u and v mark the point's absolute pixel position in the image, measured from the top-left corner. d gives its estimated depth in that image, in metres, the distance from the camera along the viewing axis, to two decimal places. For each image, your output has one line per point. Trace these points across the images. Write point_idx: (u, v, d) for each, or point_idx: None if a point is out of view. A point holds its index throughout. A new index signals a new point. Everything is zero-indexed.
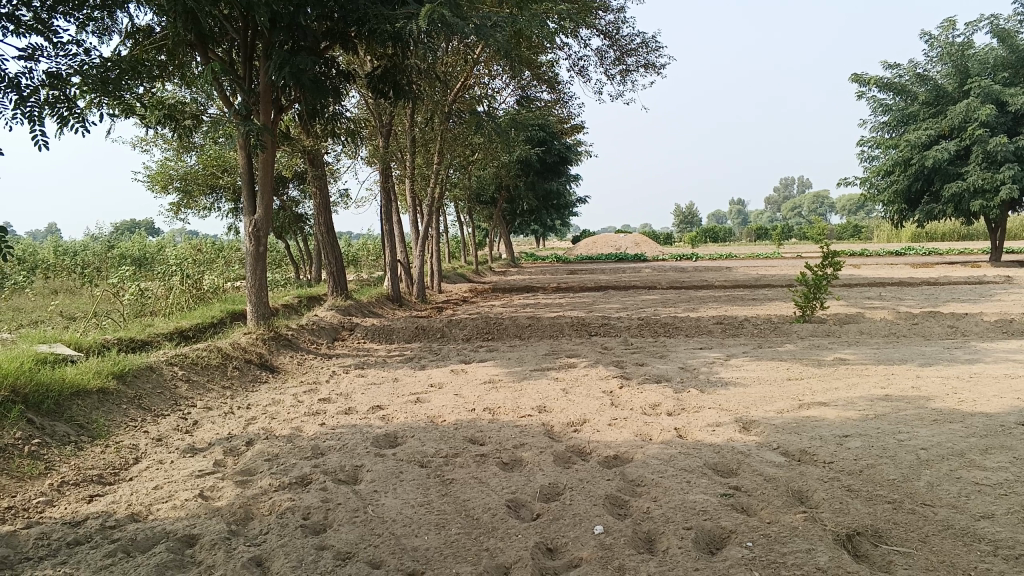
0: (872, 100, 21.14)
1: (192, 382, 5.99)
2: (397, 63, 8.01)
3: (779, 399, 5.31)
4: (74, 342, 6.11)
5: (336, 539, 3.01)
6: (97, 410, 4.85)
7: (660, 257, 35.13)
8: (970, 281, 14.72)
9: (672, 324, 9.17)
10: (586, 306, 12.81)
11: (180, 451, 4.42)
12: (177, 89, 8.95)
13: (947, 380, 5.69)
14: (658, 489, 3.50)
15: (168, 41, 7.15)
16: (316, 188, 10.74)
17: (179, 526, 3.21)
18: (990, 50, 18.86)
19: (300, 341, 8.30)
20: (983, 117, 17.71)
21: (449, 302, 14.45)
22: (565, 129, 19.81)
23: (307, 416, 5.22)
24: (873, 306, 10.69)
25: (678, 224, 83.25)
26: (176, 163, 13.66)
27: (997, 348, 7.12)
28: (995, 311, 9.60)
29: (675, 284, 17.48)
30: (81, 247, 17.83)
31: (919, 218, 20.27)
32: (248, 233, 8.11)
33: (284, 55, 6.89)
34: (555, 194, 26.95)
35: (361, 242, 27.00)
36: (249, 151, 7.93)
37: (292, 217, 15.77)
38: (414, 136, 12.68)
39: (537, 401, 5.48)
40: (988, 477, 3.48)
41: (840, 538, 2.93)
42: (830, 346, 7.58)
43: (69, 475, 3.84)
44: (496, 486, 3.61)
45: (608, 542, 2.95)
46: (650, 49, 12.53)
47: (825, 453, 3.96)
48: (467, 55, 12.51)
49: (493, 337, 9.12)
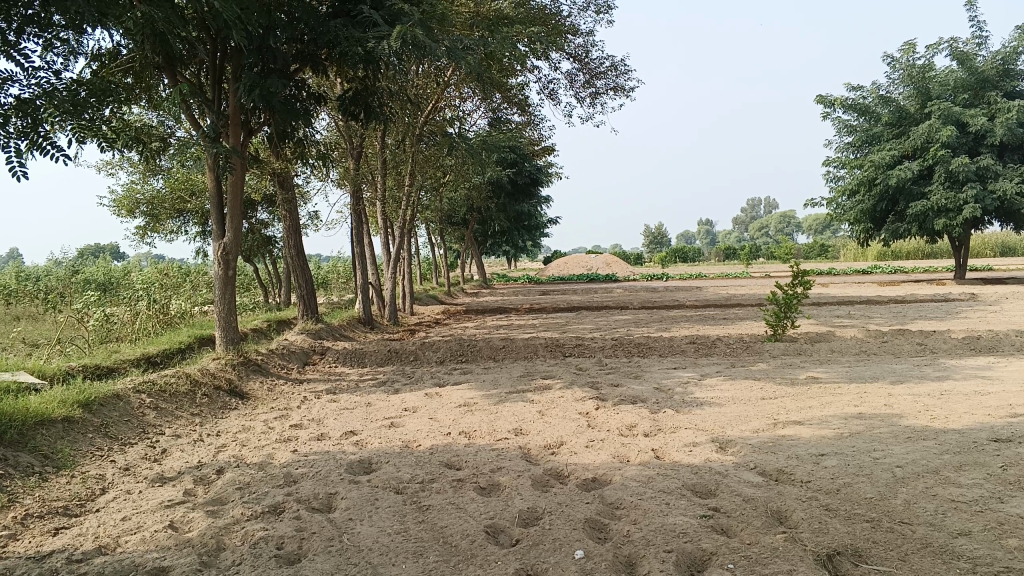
0: (837, 120, 21.51)
1: (160, 410, 5.87)
2: (368, 85, 7.97)
3: (755, 419, 5.32)
4: (38, 369, 5.96)
5: (311, 569, 2.94)
6: (62, 440, 4.73)
7: (631, 277, 35.33)
8: (936, 299, 14.95)
9: (646, 344, 9.19)
10: (558, 327, 12.79)
11: (149, 481, 4.32)
12: (144, 111, 8.84)
13: (918, 398, 5.76)
14: (638, 511, 3.48)
15: (136, 62, 7.06)
16: (287, 211, 10.63)
17: (149, 558, 3.13)
18: (950, 72, 19.27)
19: (271, 365, 8.19)
20: (945, 138, 18.07)
21: (421, 324, 14.36)
22: (536, 151, 19.89)
23: (279, 443, 5.13)
24: (843, 325, 10.78)
25: (648, 244, 83.88)
26: (143, 187, 13.53)
27: (965, 365, 7.23)
28: (962, 329, 9.73)
29: (647, 304, 17.58)
30: (44, 272, 17.54)
31: (884, 236, 20.59)
32: (217, 257, 8.00)
33: (254, 78, 6.83)
34: (526, 215, 27.05)
35: (330, 264, 26.83)
36: (217, 173, 7.84)
37: (260, 240, 15.63)
38: (384, 157, 12.65)
39: (513, 424, 5.44)
40: (963, 494, 3.50)
41: (821, 558, 2.92)
42: (802, 365, 7.63)
43: (33, 507, 3.72)
44: (474, 511, 3.56)
45: (590, 567, 2.92)
46: (619, 73, 12.66)
47: (802, 472, 3.97)
48: (437, 77, 12.53)
49: (467, 359, 9.08)
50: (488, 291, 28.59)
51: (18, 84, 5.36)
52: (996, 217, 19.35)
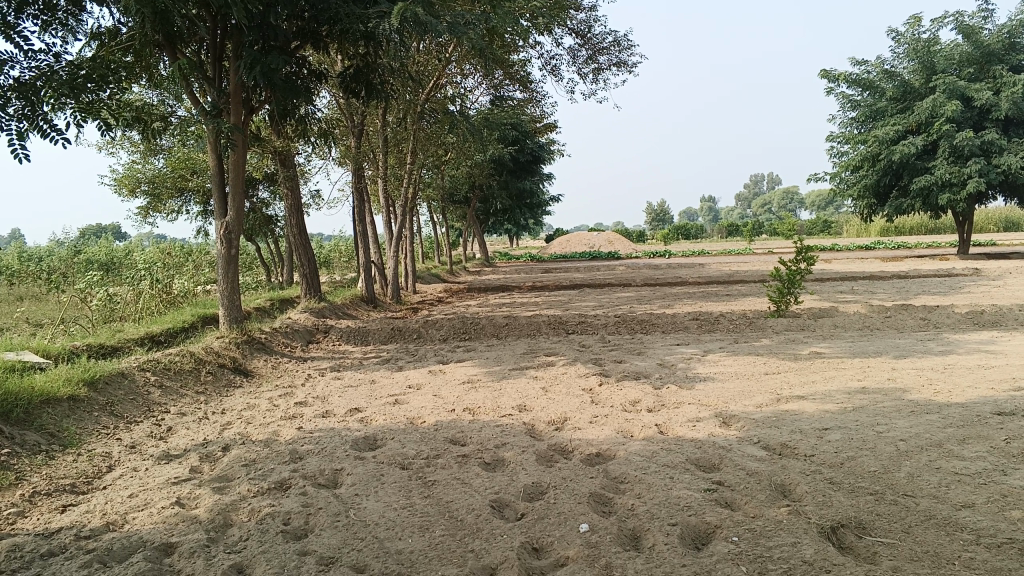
0: (840, 95, 21.38)
1: (165, 388, 5.89)
2: (369, 61, 7.91)
3: (758, 394, 5.34)
4: (42, 349, 5.97)
5: (318, 544, 2.97)
6: (68, 418, 4.75)
7: (634, 254, 35.32)
8: (939, 274, 14.91)
9: (649, 321, 9.19)
10: (561, 304, 12.77)
11: (155, 458, 4.34)
12: (144, 90, 8.78)
13: (922, 372, 5.77)
14: (642, 485, 3.49)
15: (135, 41, 7.02)
16: (288, 190, 10.61)
17: (156, 534, 3.15)
18: (955, 46, 19.10)
19: (274, 344, 8.21)
20: (950, 112, 17.95)
21: (424, 303, 14.36)
22: (538, 128, 19.78)
23: (284, 420, 5.15)
24: (846, 301, 10.76)
25: (650, 221, 83.62)
26: (144, 167, 13.49)
27: (969, 339, 7.23)
28: (966, 303, 9.72)
29: (650, 281, 17.56)
30: (47, 252, 17.57)
31: (888, 212, 20.53)
32: (220, 235, 7.98)
33: (254, 55, 6.78)
34: (528, 193, 26.96)
35: (332, 243, 26.80)
36: (219, 152, 7.80)
37: (262, 219, 15.61)
38: (386, 135, 12.60)
39: (517, 400, 5.46)
40: (966, 467, 3.51)
41: (825, 530, 2.94)
42: (806, 340, 7.63)
43: (41, 485, 3.74)
44: (479, 486, 3.58)
45: (595, 540, 2.93)
46: (621, 48, 12.57)
47: (806, 446, 3.98)
48: (439, 53, 12.45)
49: (470, 336, 9.09)
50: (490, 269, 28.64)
51: (17, 66, 5.34)
52: (1000, 191, 19.26)
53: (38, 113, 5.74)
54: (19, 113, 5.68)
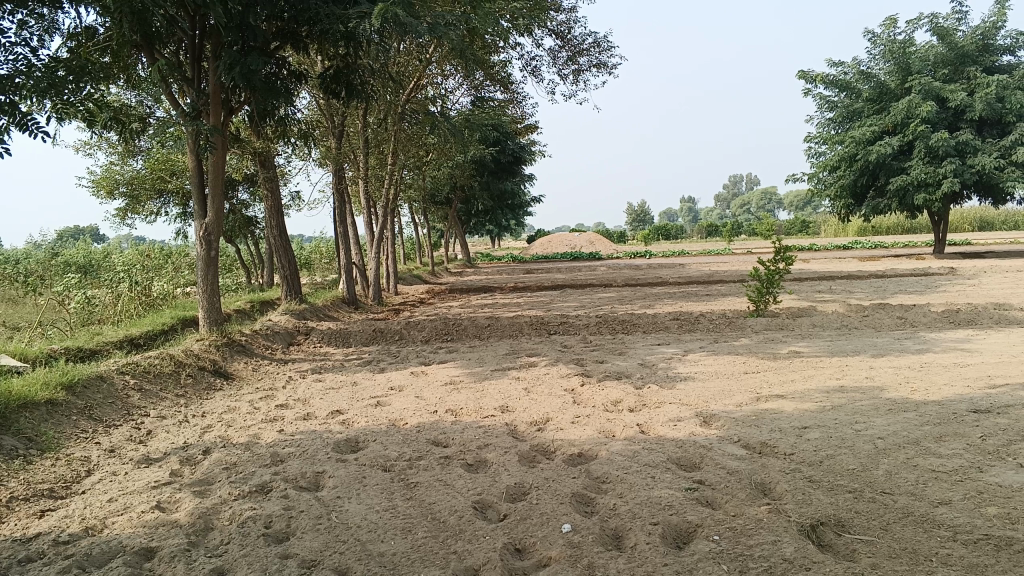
0: (818, 96, 21.56)
1: (144, 391, 5.85)
2: (349, 62, 7.87)
3: (738, 393, 5.38)
4: (20, 353, 5.90)
5: (301, 547, 2.96)
6: (46, 423, 4.70)
7: (616, 254, 35.38)
8: (916, 273, 15.07)
9: (630, 321, 9.22)
10: (543, 305, 12.80)
11: (135, 462, 4.31)
12: (122, 90, 8.71)
13: (899, 370, 5.83)
14: (623, 485, 3.51)
15: (113, 42, 6.96)
16: (268, 191, 10.56)
17: (136, 538, 3.13)
18: (930, 48, 19.31)
19: (255, 346, 8.17)
20: (925, 113, 18.12)
21: (405, 304, 14.33)
22: (519, 129, 19.79)
23: (265, 424, 5.12)
24: (824, 300, 10.85)
25: (631, 222, 83.86)
26: (122, 168, 13.37)
27: (945, 338, 7.32)
28: (942, 302, 9.85)
29: (631, 281, 17.62)
30: (23, 255, 17.36)
31: (865, 211, 20.72)
32: (199, 237, 7.94)
33: (234, 56, 6.75)
34: (510, 193, 26.95)
35: (313, 244, 26.67)
36: (198, 153, 7.75)
37: (241, 220, 15.51)
38: (366, 136, 12.57)
39: (500, 401, 5.47)
40: (943, 464, 3.56)
41: (804, 528, 2.97)
42: (785, 340, 7.69)
43: (18, 490, 3.70)
44: (462, 488, 3.58)
45: (577, 540, 2.95)
46: (601, 49, 12.61)
47: (785, 444, 4.01)
48: (419, 54, 12.44)
49: (452, 338, 9.08)
50: (473, 271, 28.58)
51: None
52: (976, 191, 19.49)
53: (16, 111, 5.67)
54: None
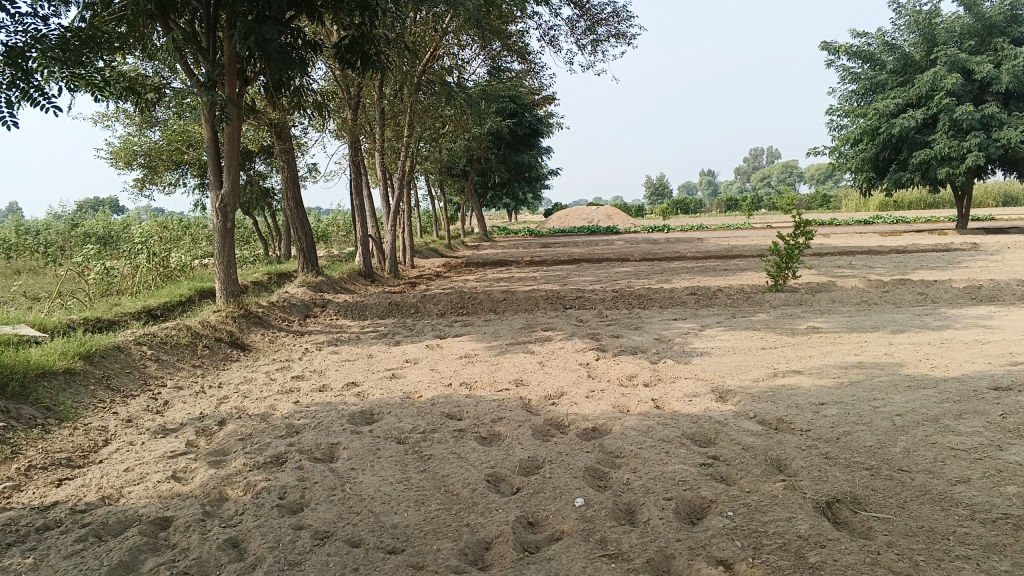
0: (841, 68, 21.21)
1: (161, 362, 5.89)
2: (365, 32, 7.75)
3: (755, 368, 5.34)
4: (39, 322, 5.95)
5: (314, 518, 2.96)
6: (64, 392, 4.73)
7: (633, 228, 35.18)
8: (938, 249, 14.87)
9: (647, 295, 9.17)
10: (559, 279, 12.72)
11: (151, 432, 4.34)
12: (138, 61, 8.69)
13: (919, 346, 5.75)
14: (637, 460, 3.49)
15: (128, 12, 6.92)
16: (284, 163, 10.54)
17: (152, 508, 3.16)
18: (957, 18, 18.95)
19: (272, 318, 8.19)
20: (950, 85, 17.85)
21: (421, 277, 14.29)
22: (536, 100, 19.62)
23: (281, 395, 5.15)
24: (844, 275, 10.73)
25: (649, 196, 83.38)
26: (140, 139, 13.40)
27: (966, 314, 7.22)
28: (963, 278, 9.71)
29: (648, 255, 17.52)
30: (43, 225, 17.48)
31: (887, 185, 20.44)
32: (215, 208, 7.93)
33: (249, 25, 6.67)
34: (526, 166, 26.81)
35: (330, 216, 26.68)
36: (213, 124, 7.72)
37: (259, 192, 15.54)
38: (383, 108, 12.50)
39: (514, 374, 5.47)
40: (962, 442, 3.51)
41: (820, 505, 2.94)
42: (803, 315, 7.62)
43: (36, 459, 3.74)
44: (475, 460, 3.58)
45: (589, 514, 2.94)
46: (620, 19, 12.44)
47: (802, 421, 3.98)
48: (436, 24, 12.33)
49: (467, 311, 9.07)
50: (490, 244, 28.46)
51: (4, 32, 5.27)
52: (1000, 165, 19.16)
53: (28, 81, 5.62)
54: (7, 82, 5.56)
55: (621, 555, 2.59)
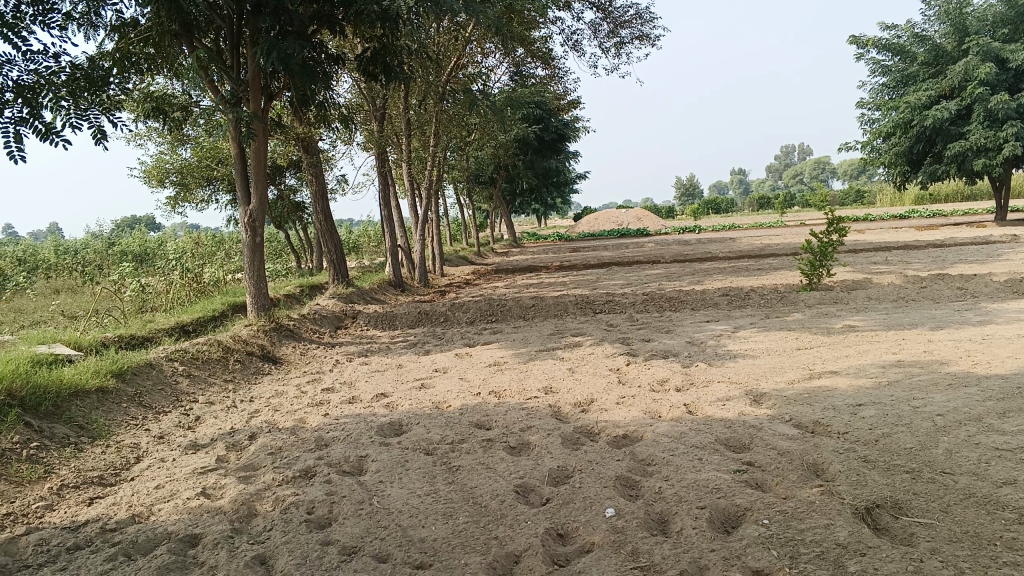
0: (871, 61, 20.89)
1: (193, 378, 5.92)
2: (387, 43, 7.74)
3: (790, 369, 5.23)
4: (74, 341, 6.02)
5: (341, 533, 2.93)
6: (96, 411, 4.77)
7: (665, 230, 34.93)
8: (978, 242, 14.53)
9: (678, 298, 9.05)
10: (589, 283, 12.64)
11: (182, 448, 4.35)
12: (168, 81, 8.79)
13: (960, 344, 5.58)
14: (669, 467, 3.42)
15: (153, 34, 6.99)
16: (313, 176, 10.57)
17: (180, 526, 3.15)
18: (989, 7, 18.60)
19: (302, 330, 8.21)
20: (984, 75, 17.51)
21: (451, 286, 14.27)
22: (561, 105, 19.57)
23: (311, 407, 5.14)
24: (879, 272, 10.50)
25: (680, 197, 82.84)
26: (172, 157, 13.58)
27: (1009, 308, 7.02)
28: (1004, 271, 9.47)
29: (680, 257, 17.34)
30: (82, 245, 17.78)
31: (922, 178, 20.04)
32: (244, 224, 7.96)
33: (271, 41, 6.67)
34: (554, 171, 26.78)
35: (361, 228, 26.88)
36: (240, 140, 7.75)
37: (290, 206, 15.65)
38: (408, 118, 12.52)
39: (543, 382, 5.40)
40: (1008, 442, 3.38)
41: (859, 511, 2.84)
42: (839, 314, 7.47)
43: (70, 478, 3.76)
44: (504, 471, 3.53)
45: (621, 525, 2.87)
46: (643, 21, 12.35)
47: (839, 423, 3.87)
48: (458, 33, 12.33)
49: (497, 318, 9.03)
50: (520, 250, 28.35)
51: (14, 68, 5.31)
52: None
53: (38, 118, 5.50)
54: (17, 118, 5.43)
55: (654, 567, 2.52)
